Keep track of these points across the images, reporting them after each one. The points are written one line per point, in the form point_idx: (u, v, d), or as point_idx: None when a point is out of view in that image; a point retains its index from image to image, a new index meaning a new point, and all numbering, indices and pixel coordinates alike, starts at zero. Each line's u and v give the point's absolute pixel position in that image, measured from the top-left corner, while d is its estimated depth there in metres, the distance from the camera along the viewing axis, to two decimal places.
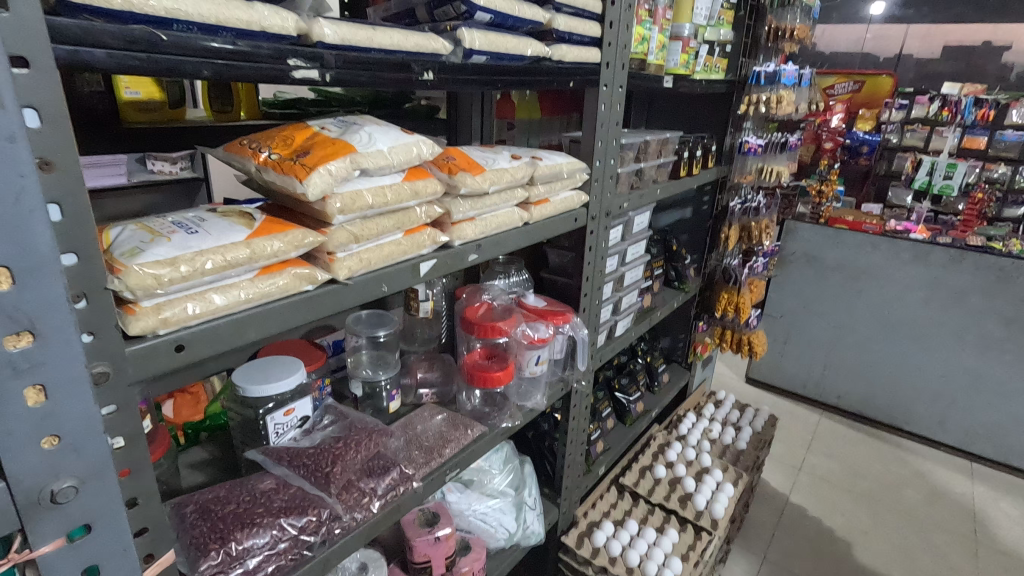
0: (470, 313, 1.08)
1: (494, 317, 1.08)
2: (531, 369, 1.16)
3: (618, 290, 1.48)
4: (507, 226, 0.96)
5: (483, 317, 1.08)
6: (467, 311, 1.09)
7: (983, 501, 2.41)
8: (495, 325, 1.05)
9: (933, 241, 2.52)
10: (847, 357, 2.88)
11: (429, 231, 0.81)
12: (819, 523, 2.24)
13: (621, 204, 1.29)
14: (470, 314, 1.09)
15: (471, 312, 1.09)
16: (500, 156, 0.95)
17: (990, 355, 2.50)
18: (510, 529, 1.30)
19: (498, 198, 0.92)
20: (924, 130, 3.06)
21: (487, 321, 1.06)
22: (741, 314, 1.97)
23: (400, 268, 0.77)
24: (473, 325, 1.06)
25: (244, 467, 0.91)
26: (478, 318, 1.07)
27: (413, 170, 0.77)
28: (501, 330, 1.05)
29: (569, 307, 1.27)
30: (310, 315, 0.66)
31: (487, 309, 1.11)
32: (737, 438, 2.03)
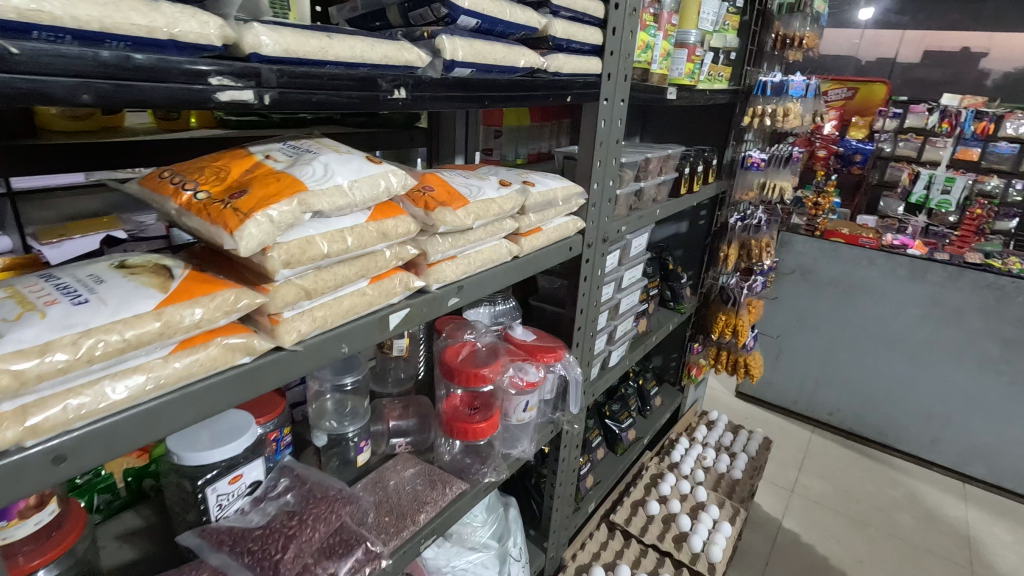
0: (449, 356, 0.95)
1: (477, 361, 0.95)
2: (518, 416, 1.04)
3: (613, 318, 1.35)
4: (493, 262, 0.83)
5: (464, 360, 0.95)
6: (447, 354, 0.96)
7: (977, 526, 2.35)
8: (478, 371, 0.92)
9: (931, 258, 2.44)
10: (840, 374, 2.81)
11: (401, 275, 0.68)
12: (813, 551, 2.16)
13: (619, 228, 1.17)
14: (450, 356, 0.96)
15: (451, 354, 0.96)
16: (487, 182, 0.82)
17: (986, 375, 2.45)
18: None
19: (483, 233, 0.79)
20: (917, 140, 2.96)
21: (469, 366, 0.93)
22: (739, 337, 1.86)
23: (365, 323, 0.64)
24: (453, 371, 0.93)
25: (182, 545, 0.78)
26: (459, 362, 0.94)
27: (382, 206, 0.64)
28: (486, 376, 0.93)
29: (561, 341, 1.15)
30: (247, 394, 0.53)
31: (470, 350, 0.98)
32: (732, 466, 1.94)
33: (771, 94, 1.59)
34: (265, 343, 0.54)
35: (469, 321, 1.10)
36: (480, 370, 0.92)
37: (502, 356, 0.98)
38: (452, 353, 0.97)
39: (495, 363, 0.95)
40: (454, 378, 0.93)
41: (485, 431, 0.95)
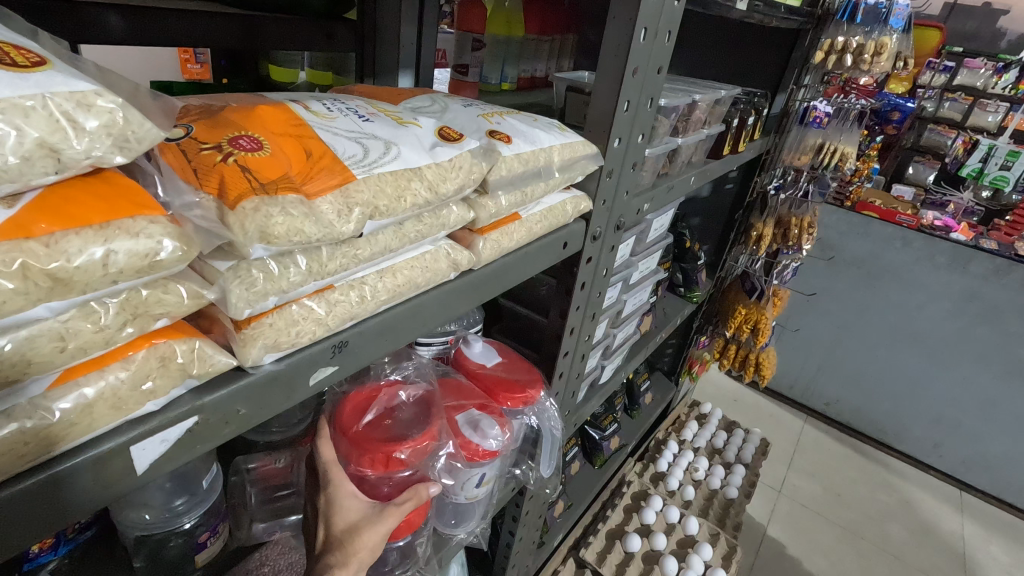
0: (348, 419, 0.59)
1: (394, 429, 0.60)
2: (468, 493, 0.68)
3: (612, 326, 0.98)
4: (421, 288, 0.43)
5: (373, 427, 0.59)
6: (345, 412, 0.60)
7: (973, 543, 2.16)
8: (395, 451, 0.56)
9: (978, 245, 2.08)
10: (845, 363, 2.53)
11: (163, 346, 0.30)
12: (798, 565, 1.93)
13: (641, 207, 0.77)
14: (353, 415, 0.60)
15: (356, 413, 0.60)
16: (408, 131, 0.39)
17: (1013, 383, 2.16)
18: None
19: (398, 239, 0.39)
20: (966, 101, 2.41)
21: (378, 439, 0.57)
22: (759, 337, 1.51)
23: (29, 492, 0.25)
24: (354, 444, 0.57)
25: None
26: (364, 430, 0.58)
27: (53, 195, 0.23)
28: (409, 457, 0.57)
29: (539, 372, 0.77)
30: None
31: (388, 407, 0.63)
32: (727, 482, 1.64)
33: (860, 22, 1.14)
34: None
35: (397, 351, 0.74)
36: (395, 448, 0.56)
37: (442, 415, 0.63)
38: (355, 410, 0.61)
39: (430, 432, 0.60)
40: (353, 458, 0.56)
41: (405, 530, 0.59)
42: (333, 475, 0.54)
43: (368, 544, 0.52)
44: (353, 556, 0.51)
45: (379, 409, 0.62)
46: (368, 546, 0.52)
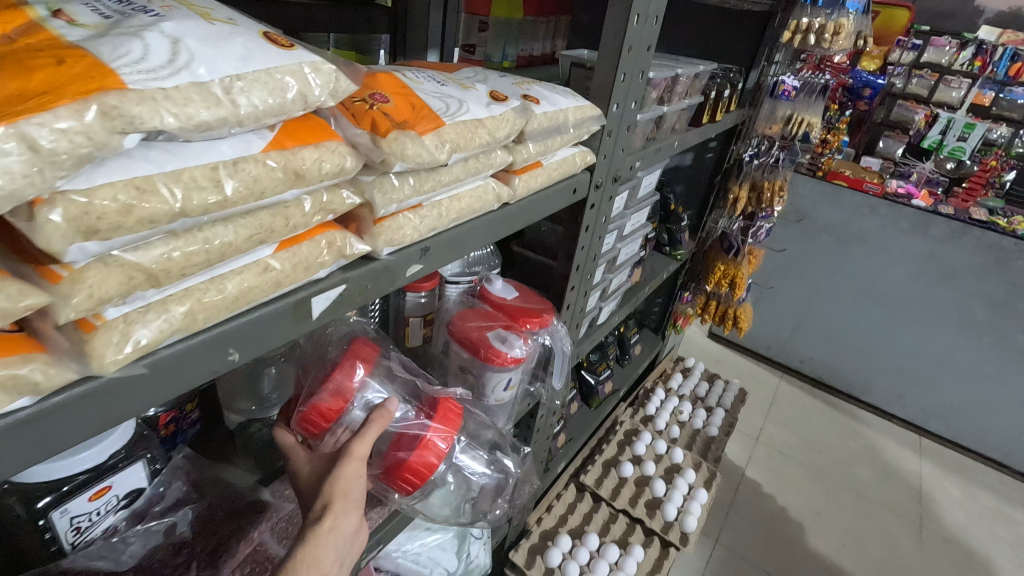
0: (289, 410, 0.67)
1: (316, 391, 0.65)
2: (496, 395, 0.85)
3: (609, 272, 1.14)
4: (476, 212, 0.59)
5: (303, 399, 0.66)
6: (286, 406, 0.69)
7: (930, 481, 2.38)
8: (316, 402, 0.62)
9: (936, 210, 2.27)
10: (818, 324, 2.72)
11: (331, 234, 0.44)
12: (772, 502, 2.13)
13: (634, 164, 0.92)
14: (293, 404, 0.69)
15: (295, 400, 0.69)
16: (471, 92, 0.54)
17: (967, 337, 2.37)
18: (450, 568, 1.04)
19: (463, 171, 0.54)
20: (932, 78, 2.58)
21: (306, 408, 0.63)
22: (736, 291, 1.68)
23: (266, 314, 0.40)
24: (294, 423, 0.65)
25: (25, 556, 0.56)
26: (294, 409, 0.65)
27: (294, 123, 0.38)
28: (335, 400, 0.63)
29: (549, 302, 0.93)
30: (45, 456, 0.31)
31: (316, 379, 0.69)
32: (708, 422, 1.84)
33: (822, 5, 1.29)
34: (61, 372, 0.30)
35: (431, 285, 0.90)
36: (315, 405, 0.62)
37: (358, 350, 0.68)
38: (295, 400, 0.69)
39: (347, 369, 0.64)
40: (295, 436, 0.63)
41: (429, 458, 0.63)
42: (292, 455, 0.59)
43: (337, 487, 0.53)
44: (328, 503, 0.52)
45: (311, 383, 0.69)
46: (337, 489, 0.53)
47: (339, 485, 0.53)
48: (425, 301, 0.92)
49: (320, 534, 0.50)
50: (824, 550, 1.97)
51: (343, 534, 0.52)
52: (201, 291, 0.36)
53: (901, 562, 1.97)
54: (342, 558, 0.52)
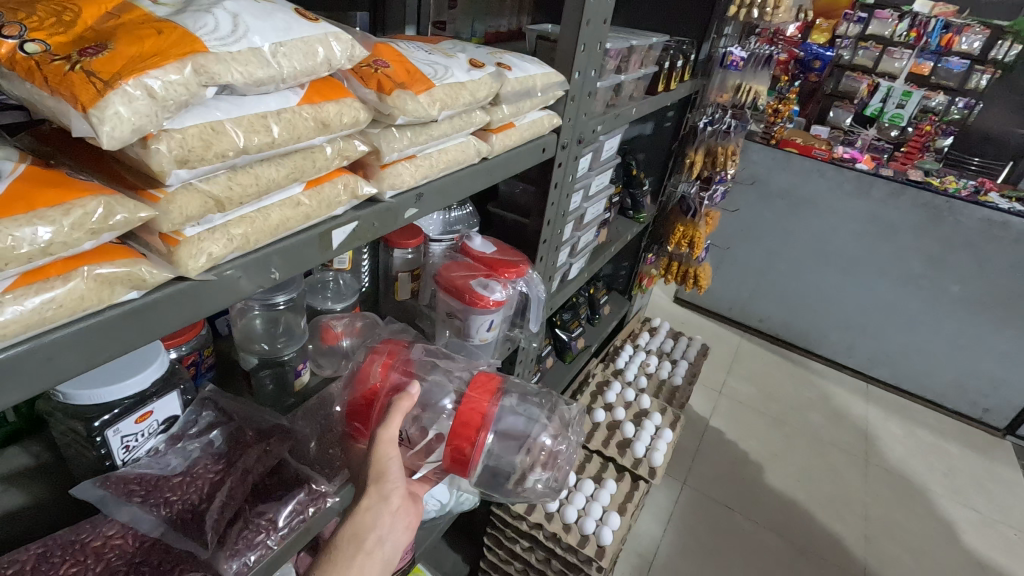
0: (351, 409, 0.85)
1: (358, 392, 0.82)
2: (481, 335, 0.96)
3: (577, 229, 1.25)
4: (460, 164, 0.69)
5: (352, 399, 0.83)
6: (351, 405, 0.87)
7: (876, 422, 2.59)
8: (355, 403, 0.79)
9: (877, 173, 2.45)
10: (774, 284, 2.91)
11: (346, 178, 0.54)
12: (734, 446, 2.31)
13: (596, 127, 1.03)
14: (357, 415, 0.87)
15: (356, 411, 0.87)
16: (454, 60, 0.64)
17: (907, 289, 2.57)
18: (443, 500, 1.16)
19: (449, 127, 0.64)
20: (877, 49, 2.76)
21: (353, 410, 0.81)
22: (695, 249, 1.81)
23: (299, 241, 0.50)
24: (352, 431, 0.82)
25: (82, 473, 0.65)
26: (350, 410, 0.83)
27: (319, 83, 0.47)
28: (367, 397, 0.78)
29: (524, 255, 1.04)
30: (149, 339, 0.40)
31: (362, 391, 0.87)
32: (673, 373, 1.99)
33: None
34: (160, 272, 0.39)
35: (416, 242, 1.00)
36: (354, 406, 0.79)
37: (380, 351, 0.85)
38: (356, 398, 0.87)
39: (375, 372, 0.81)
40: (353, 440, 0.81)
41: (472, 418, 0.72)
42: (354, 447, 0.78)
43: (375, 472, 0.69)
44: (366, 488, 0.69)
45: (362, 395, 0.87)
46: (374, 472, 0.69)
47: (374, 470, 0.69)
48: (411, 258, 1.04)
49: (361, 511, 0.67)
50: (780, 486, 2.16)
51: (383, 509, 0.68)
52: (252, 217, 0.45)
53: (847, 493, 2.18)
54: (385, 531, 0.68)
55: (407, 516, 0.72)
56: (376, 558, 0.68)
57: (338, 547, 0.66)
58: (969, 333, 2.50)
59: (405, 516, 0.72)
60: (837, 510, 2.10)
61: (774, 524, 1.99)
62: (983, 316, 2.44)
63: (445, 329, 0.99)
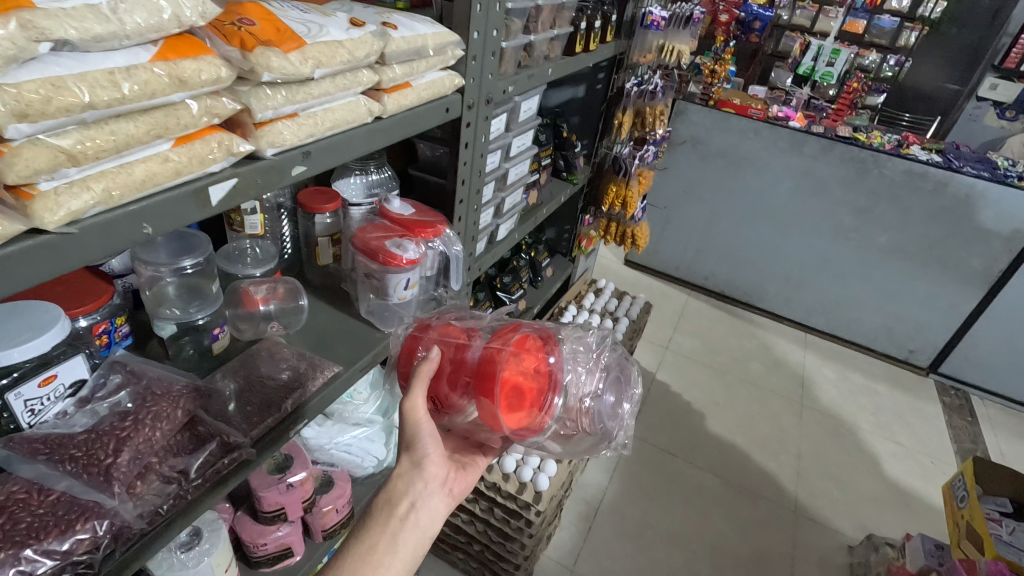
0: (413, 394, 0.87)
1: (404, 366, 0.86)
2: (399, 294, 0.99)
3: (500, 190, 1.28)
4: (349, 123, 0.71)
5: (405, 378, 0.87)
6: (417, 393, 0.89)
7: (811, 368, 2.75)
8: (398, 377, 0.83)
9: (809, 130, 2.55)
10: (717, 242, 3.01)
11: (219, 136, 0.55)
12: (679, 397, 2.43)
13: (506, 88, 1.06)
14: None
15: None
16: (331, 19, 0.65)
17: (838, 241, 2.70)
18: (379, 456, 1.21)
19: (331, 85, 0.66)
20: (813, 9, 3.04)
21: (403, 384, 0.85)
22: (628, 209, 1.87)
23: (171, 198, 0.52)
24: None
25: None
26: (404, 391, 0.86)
27: (173, 40, 0.48)
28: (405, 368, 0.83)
29: (442, 216, 1.07)
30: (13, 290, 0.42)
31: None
32: (614, 329, 2.08)
33: None
34: (11, 224, 0.41)
35: (334, 207, 1.02)
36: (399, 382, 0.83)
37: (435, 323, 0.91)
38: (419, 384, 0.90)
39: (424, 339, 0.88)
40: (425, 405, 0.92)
41: (487, 367, 0.72)
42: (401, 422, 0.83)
43: (405, 442, 0.80)
44: (401, 457, 0.81)
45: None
46: (405, 443, 0.80)
47: (406, 440, 0.80)
48: (330, 222, 1.06)
49: (395, 478, 0.79)
50: (719, 431, 2.29)
51: (412, 480, 0.79)
52: (113, 173, 0.47)
53: (782, 434, 2.32)
54: (418, 499, 0.79)
55: (442, 485, 0.82)
56: (410, 524, 0.78)
57: (375, 514, 0.78)
58: (895, 280, 2.66)
59: (442, 483, 0.82)
60: (773, 449, 2.24)
61: (714, 466, 2.13)
62: (906, 263, 2.60)
63: (368, 290, 1.03)
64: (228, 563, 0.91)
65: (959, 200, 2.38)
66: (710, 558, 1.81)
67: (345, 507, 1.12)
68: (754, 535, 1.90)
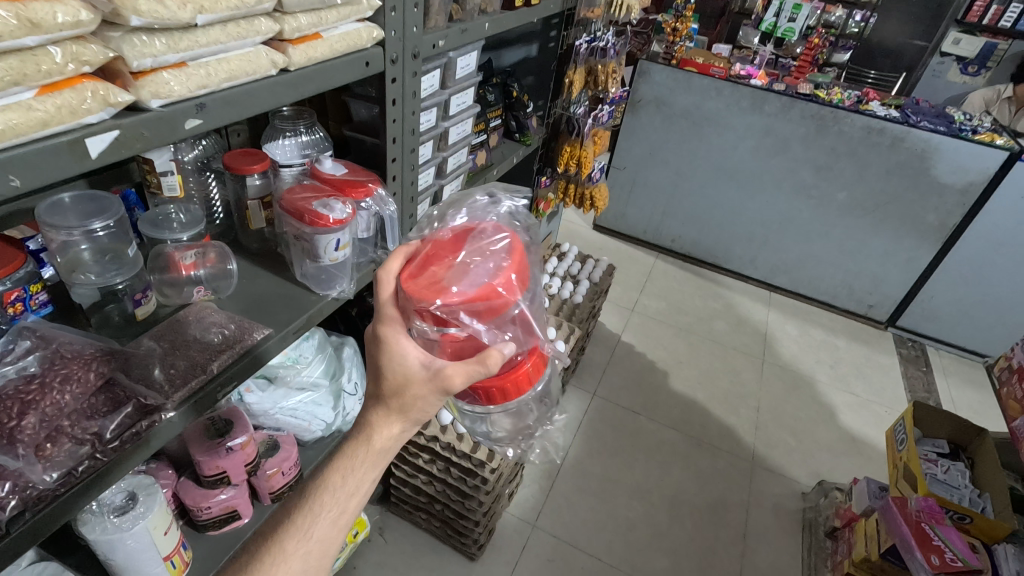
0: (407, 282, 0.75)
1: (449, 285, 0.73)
2: (330, 256, 0.98)
3: (441, 150, 1.27)
4: (249, 75, 0.68)
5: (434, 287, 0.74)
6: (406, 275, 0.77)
7: (774, 325, 2.80)
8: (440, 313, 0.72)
9: (770, 88, 2.55)
10: (682, 204, 3.02)
11: (92, 84, 0.53)
12: (643, 357, 2.47)
13: (436, 42, 1.03)
14: (421, 252, 0.80)
15: (432, 252, 0.79)
16: None
17: (799, 199, 2.73)
18: (328, 419, 1.21)
19: (221, 34, 0.64)
20: None
21: (428, 292, 0.73)
22: (583, 168, 1.90)
23: (41, 149, 0.50)
24: (415, 283, 0.75)
25: None
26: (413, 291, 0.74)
27: None
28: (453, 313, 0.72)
29: (375, 175, 1.06)
30: None
31: (461, 255, 0.78)
32: (575, 292, 2.10)
33: None
34: None
35: (262, 167, 1.00)
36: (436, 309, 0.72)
37: (514, 279, 0.76)
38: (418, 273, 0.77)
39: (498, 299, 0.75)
40: (410, 294, 0.74)
41: (511, 388, 0.80)
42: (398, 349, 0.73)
43: (406, 397, 0.73)
44: (390, 413, 0.75)
45: (457, 257, 0.78)
46: (400, 395, 0.73)
47: (402, 400, 0.74)
48: (261, 184, 1.03)
49: (380, 438, 0.75)
50: (681, 389, 2.34)
51: (394, 436, 0.76)
52: None
53: (743, 389, 2.38)
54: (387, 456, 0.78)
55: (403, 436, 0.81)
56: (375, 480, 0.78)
57: (351, 476, 0.74)
58: (854, 236, 2.70)
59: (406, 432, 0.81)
60: (733, 404, 2.30)
61: (675, 422, 2.18)
62: (865, 219, 2.64)
63: (300, 255, 1.01)
64: (167, 527, 0.91)
65: (915, 155, 2.41)
66: (669, 508, 1.87)
67: (292, 469, 1.12)
68: (712, 485, 1.96)
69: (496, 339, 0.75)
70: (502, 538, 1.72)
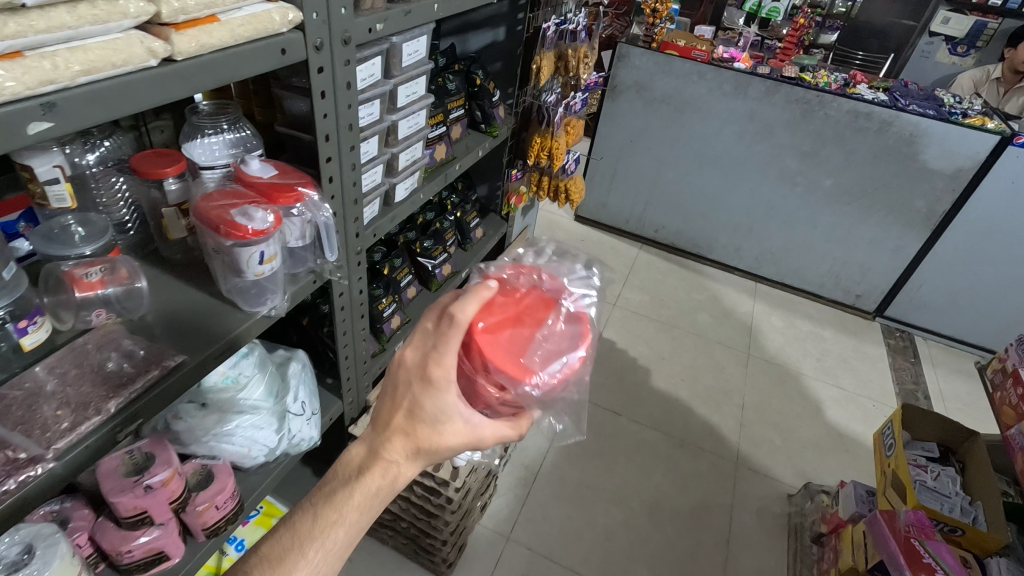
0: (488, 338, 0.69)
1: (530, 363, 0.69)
2: (254, 270, 0.86)
3: (388, 145, 1.16)
4: (118, 67, 0.57)
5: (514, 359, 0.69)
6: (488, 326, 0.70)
7: (759, 317, 2.72)
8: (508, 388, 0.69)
9: (753, 71, 2.45)
10: (665, 194, 2.91)
11: None
12: (624, 353, 2.38)
13: (372, 26, 0.91)
14: (501, 299, 0.73)
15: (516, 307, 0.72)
16: None
17: (785, 186, 2.63)
18: (270, 444, 1.11)
19: (72, 20, 0.54)
20: None
21: (509, 362, 0.68)
22: (555, 161, 1.78)
23: None
24: (491, 347, 0.68)
25: None
26: (494, 355, 0.68)
27: None
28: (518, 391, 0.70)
29: (307, 177, 0.95)
30: None
31: (544, 324, 0.72)
32: None
33: None
34: None
35: (177, 170, 0.89)
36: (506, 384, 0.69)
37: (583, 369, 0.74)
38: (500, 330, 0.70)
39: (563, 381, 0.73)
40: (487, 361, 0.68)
41: None
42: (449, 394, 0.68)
43: (437, 443, 0.70)
44: (414, 455, 0.72)
45: (536, 331, 0.71)
46: (432, 438, 0.70)
47: (434, 443, 0.70)
48: (179, 189, 0.93)
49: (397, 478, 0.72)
50: (663, 386, 2.25)
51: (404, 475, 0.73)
52: None
53: (727, 386, 2.30)
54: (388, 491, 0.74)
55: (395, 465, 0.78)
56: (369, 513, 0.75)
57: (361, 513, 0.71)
58: (841, 225, 2.62)
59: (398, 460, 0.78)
60: (717, 402, 2.22)
61: (657, 422, 2.10)
62: (851, 207, 2.55)
63: (222, 269, 0.90)
64: None
65: (904, 139, 2.33)
66: (650, 514, 1.80)
67: (229, 501, 1.02)
68: (694, 489, 1.89)
69: (535, 412, 0.75)
70: (473, 552, 1.63)
